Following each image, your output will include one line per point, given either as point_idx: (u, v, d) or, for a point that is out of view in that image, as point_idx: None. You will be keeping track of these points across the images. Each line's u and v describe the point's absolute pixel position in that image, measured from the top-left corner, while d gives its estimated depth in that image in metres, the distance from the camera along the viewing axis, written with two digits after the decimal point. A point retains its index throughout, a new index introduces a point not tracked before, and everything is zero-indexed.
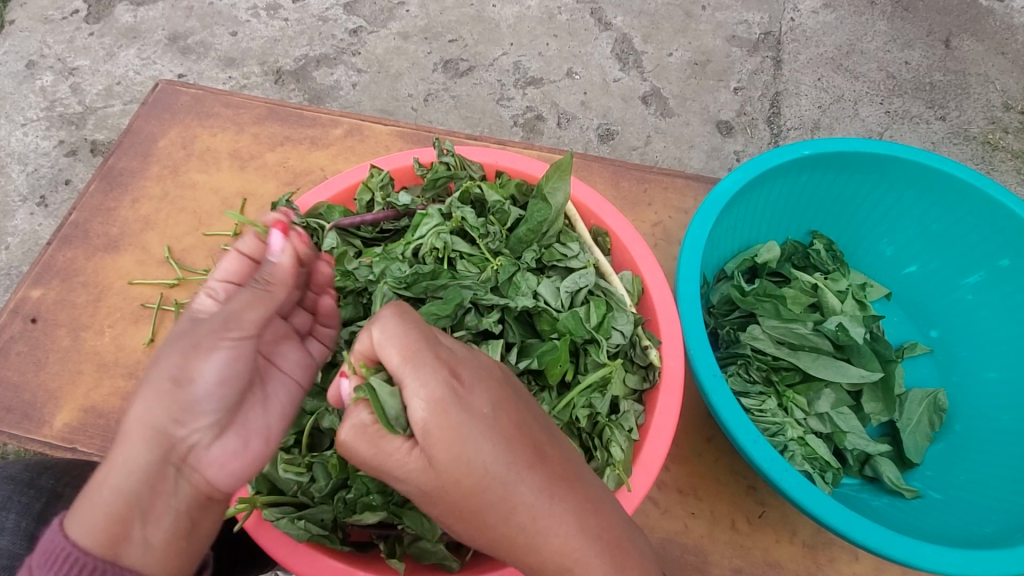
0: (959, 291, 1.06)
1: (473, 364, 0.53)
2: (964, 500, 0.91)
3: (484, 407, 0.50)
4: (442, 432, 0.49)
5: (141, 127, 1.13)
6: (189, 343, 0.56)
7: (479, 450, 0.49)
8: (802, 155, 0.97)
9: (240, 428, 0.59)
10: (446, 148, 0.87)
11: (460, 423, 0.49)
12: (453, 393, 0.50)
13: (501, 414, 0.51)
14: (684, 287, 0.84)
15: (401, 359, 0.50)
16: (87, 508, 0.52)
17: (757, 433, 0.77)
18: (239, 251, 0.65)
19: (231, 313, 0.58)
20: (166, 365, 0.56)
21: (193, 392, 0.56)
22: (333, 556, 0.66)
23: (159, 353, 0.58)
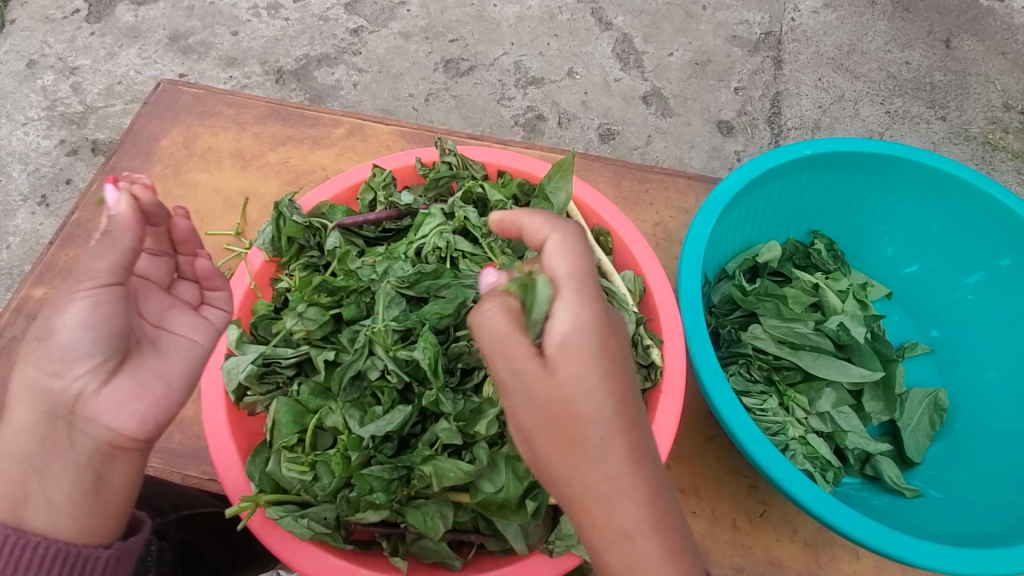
0: (960, 290, 1.06)
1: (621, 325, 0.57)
2: (963, 499, 0.91)
3: (615, 353, 0.54)
4: (576, 351, 0.52)
5: (143, 127, 1.13)
6: (50, 302, 0.56)
7: (592, 385, 0.52)
8: (803, 155, 0.97)
9: (132, 372, 0.59)
10: (448, 148, 0.87)
11: (588, 351, 0.53)
12: (595, 325, 0.54)
13: (623, 367, 0.54)
14: (686, 286, 0.85)
15: (569, 274, 0.56)
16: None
17: (760, 433, 0.77)
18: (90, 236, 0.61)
19: (87, 266, 0.56)
20: (37, 325, 0.57)
21: (59, 343, 0.55)
22: (336, 554, 0.67)
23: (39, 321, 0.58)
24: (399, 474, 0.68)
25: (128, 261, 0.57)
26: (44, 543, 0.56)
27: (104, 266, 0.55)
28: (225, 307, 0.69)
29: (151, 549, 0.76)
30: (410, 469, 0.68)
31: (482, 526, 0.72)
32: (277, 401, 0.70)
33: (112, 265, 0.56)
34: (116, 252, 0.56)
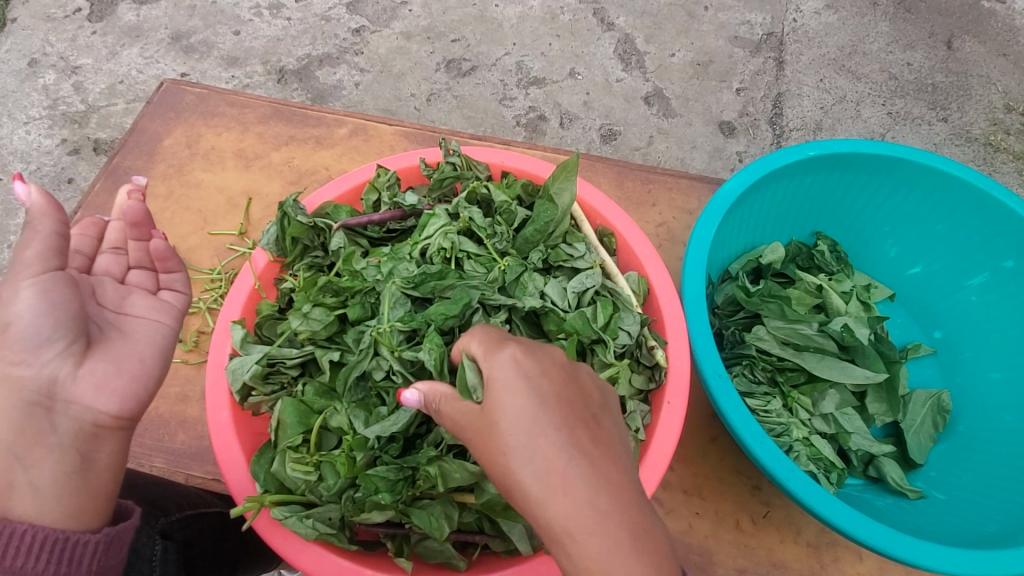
0: (964, 291, 1.06)
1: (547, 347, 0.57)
2: (967, 500, 0.91)
3: (532, 371, 0.53)
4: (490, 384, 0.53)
5: (146, 126, 1.13)
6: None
7: (510, 404, 0.51)
8: (807, 156, 0.97)
9: (104, 354, 0.62)
10: (452, 149, 0.87)
11: (511, 380, 0.52)
12: (512, 360, 0.54)
13: (547, 380, 0.53)
14: (690, 288, 0.85)
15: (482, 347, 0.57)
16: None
17: (763, 433, 0.78)
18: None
19: (21, 259, 0.59)
20: None
21: (18, 334, 0.57)
22: (340, 554, 0.68)
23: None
24: (404, 475, 0.68)
25: (56, 245, 0.60)
26: (31, 531, 0.55)
27: (37, 252, 0.59)
28: (182, 289, 0.73)
29: (156, 548, 0.76)
30: (415, 470, 0.68)
31: (486, 527, 0.72)
32: (281, 402, 0.70)
33: (45, 250, 0.59)
34: (40, 238, 0.59)
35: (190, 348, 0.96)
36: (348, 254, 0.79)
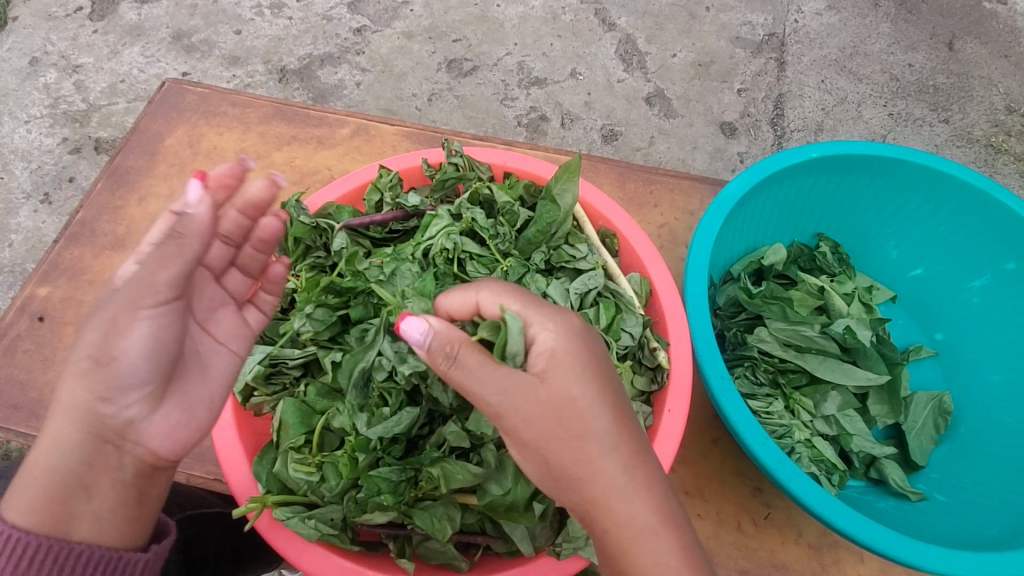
0: (966, 293, 1.06)
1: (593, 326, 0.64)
2: (968, 502, 0.92)
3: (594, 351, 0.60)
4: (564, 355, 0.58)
5: (148, 126, 1.13)
6: (107, 317, 0.56)
7: (582, 384, 0.57)
8: (809, 157, 0.97)
9: (180, 398, 0.62)
10: (455, 149, 0.87)
11: (574, 355, 0.59)
12: (572, 330, 0.60)
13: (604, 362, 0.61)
14: (692, 289, 0.85)
15: (522, 303, 0.61)
16: (21, 489, 0.57)
17: (765, 435, 0.78)
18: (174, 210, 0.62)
19: (146, 274, 0.56)
20: (87, 340, 0.57)
21: (118, 371, 0.56)
22: (343, 555, 0.67)
23: (86, 321, 0.58)
24: (407, 476, 0.68)
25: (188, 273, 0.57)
26: (86, 551, 0.57)
27: (162, 280, 0.56)
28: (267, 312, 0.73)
29: None
30: (418, 471, 0.68)
31: (489, 529, 0.72)
32: (283, 402, 0.70)
33: (179, 278, 0.57)
34: (182, 264, 0.56)
35: None
36: (352, 254, 0.77)
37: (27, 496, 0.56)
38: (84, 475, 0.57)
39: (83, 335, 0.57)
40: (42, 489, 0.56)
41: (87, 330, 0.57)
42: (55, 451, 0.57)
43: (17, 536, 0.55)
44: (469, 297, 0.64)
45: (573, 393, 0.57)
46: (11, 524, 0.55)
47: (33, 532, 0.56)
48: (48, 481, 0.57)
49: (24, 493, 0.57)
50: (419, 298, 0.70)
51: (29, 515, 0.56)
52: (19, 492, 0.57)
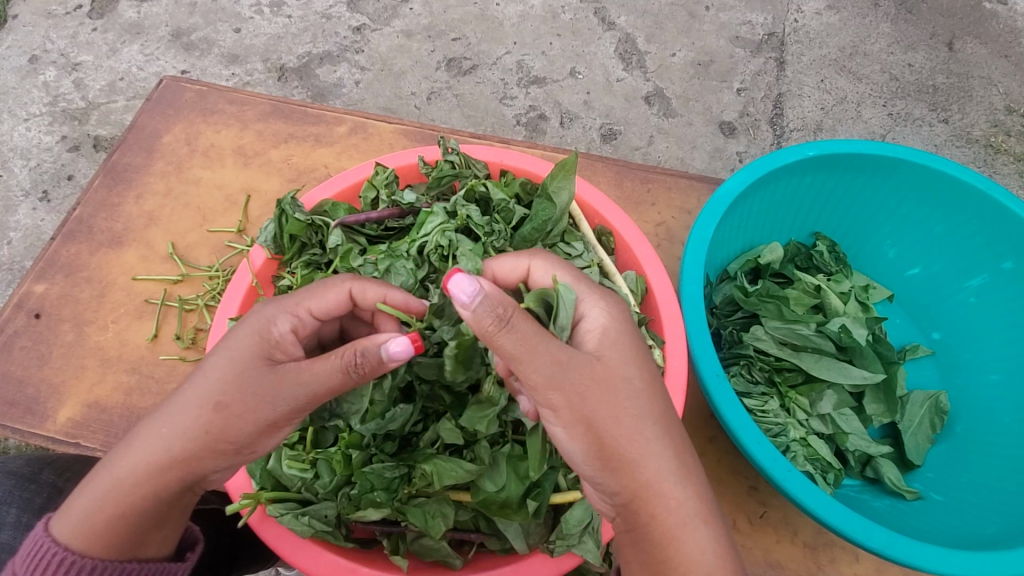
0: (962, 292, 1.06)
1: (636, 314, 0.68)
2: (965, 502, 0.91)
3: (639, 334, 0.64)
4: (614, 333, 0.62)
5: (145, 123, 1.13)
6: (268, 421, 0.58)
7: (632, 366, 0.61)
8: (807, 156, 0.97)
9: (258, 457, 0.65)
10: (451, 147, 0.87)
11: (624, 335, 0.63)
12: (621, 316, 0.64)
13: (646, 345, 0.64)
14: (688, 287, 0.85)
15: (573, 279, 0.66)
16: (81, 515, 0.60)
17: (760, 433, 0.77)
18: (353, 293, 0.68)
19: (312, 394, 0.58)
20: (227, 421, 0.58)
21: (246, 458, 0.61)
22: (337, 552, 0.67)
23: (226, 389, 0.58)
24: (400, 473, 0.68)
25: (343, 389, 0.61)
26: (138, 566, 0.62)
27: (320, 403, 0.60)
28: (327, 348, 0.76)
29: None
30: (411, 468, 0.68)
31: (482, 526, 0.72)
32: None
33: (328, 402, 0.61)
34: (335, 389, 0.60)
35: (187, 345, 0.96)
36: (347, 250, 0.78)
37: (91, 524, 0.60)
38: (160, 513, 0.61)
39: (225, 417, 0.58)
40: (113, 519, 0.60)
41: (239, 416, 0.58)
42: (135, 491, 0.59)
43: (74, 559, 0.59)
44: (520, 264, 0.69)
45: (625, 373, 0.60)
46: (64, 546, 0.60)
47: (88, 555, 0.60)
48: (117, 512, 0.60)
49: (89, 522, 0.60)
50: (467, 258, 0.70)
51: (87, 541, 0.60)
52: (78, 516, 0.60)
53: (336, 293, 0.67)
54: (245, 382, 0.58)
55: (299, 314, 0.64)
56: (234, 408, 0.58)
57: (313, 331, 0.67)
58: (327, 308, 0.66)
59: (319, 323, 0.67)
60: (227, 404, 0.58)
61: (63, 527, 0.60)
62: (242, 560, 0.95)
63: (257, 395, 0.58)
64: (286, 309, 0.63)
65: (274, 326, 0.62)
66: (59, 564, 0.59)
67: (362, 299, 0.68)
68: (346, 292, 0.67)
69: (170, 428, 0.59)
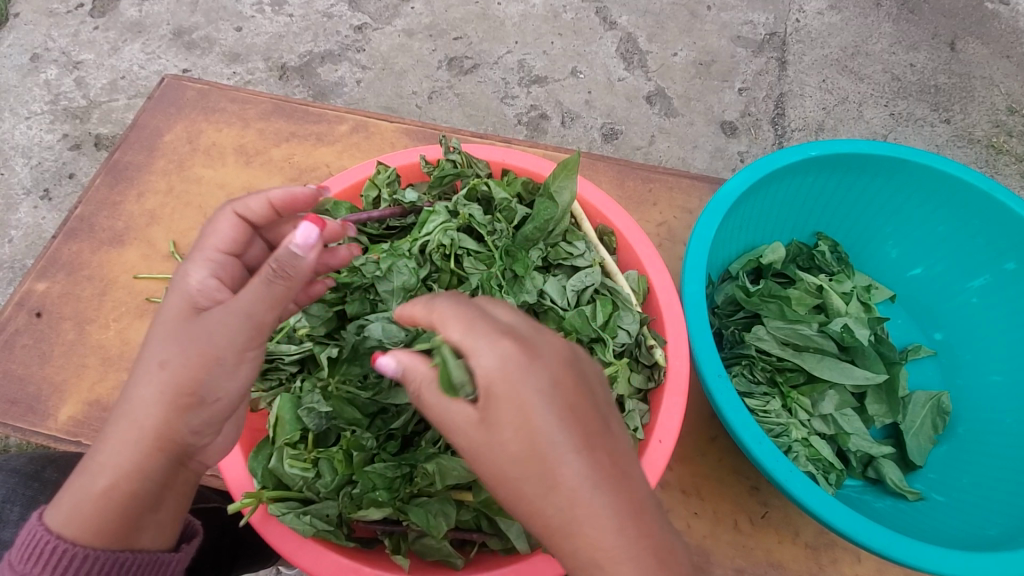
0: (965, 293, 1.06)
1: (538, 336, 0.53)
2: (966, 502, 0.91)
3: (543, 382, 0.50)
4: (501, 392, 0.50)
5: (146, 121, 1.13)
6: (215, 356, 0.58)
7: (539, 424, 0.49)
8: (809, 156, 0.97)
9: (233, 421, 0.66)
10: (453, 146, 0.87)
11: (514, 390, 0.50)
12: (512, 364, 0.50)
13: (559, 392, 0.50)
14: (690, 288, 0.85)
15: (462, 333, 0.52)
16: (70, 503, 0.58)
17: (762, 434, 0.77)
18: (239, 214, 0.69)
19: (250, 317, 0.59)
20: (171, 377, 0.58)
21: (213, 409, 0.60)
22: (338, 552, 0.67)
23: (167, 352, 0.58)
24: (402, 472, 0.68)
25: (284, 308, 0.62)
26: (133, 557, 0.59)
27: (268, 323, 0.60)
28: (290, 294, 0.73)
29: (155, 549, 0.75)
30: (412, 467, 0.68)
31: (485, 525, 0.72)
32: (279, 398, 0.70)
33: (272, 319, 0.61)
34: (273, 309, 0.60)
35: None
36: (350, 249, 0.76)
37: (82, 511, 0.57)
38: (151, 493, 0.59)
39: (174, 369, 0.58)
40: (101, 504, 0.57)
41: (184, 363, 0.57)
42: (117, 472, 0.57)
43: (64, 548, 0.56)
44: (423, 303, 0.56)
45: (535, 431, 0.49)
46: (56, 534, 0.57)
47: (80, 543, 0.57)
48: (104, 496, 0.57)
49: (80, 509, 0.57)
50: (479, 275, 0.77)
51: (78, 530, 0.57)
52: (68, 505, 0.58)
53: (227, 225, 0.68)
54: (184, 334, 0.59)
55: (212, 258, 0.66)
56: (174, 359, 0.58)
57: (236, 267, 0.68)
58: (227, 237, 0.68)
59: (235, 259, 0.69)
60: (169, 359, 0.58)
61: (54, 516, 0.58)
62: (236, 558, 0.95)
63: (196, 339, 0.58)
64: (191, 263, 0.66)
65: (190, 279, 0.64)
66: (50, 554, 0.56)
67: (251, 211, 0.70)
68: (232, 215, 0.69)
69: (129, 406, 0.58)
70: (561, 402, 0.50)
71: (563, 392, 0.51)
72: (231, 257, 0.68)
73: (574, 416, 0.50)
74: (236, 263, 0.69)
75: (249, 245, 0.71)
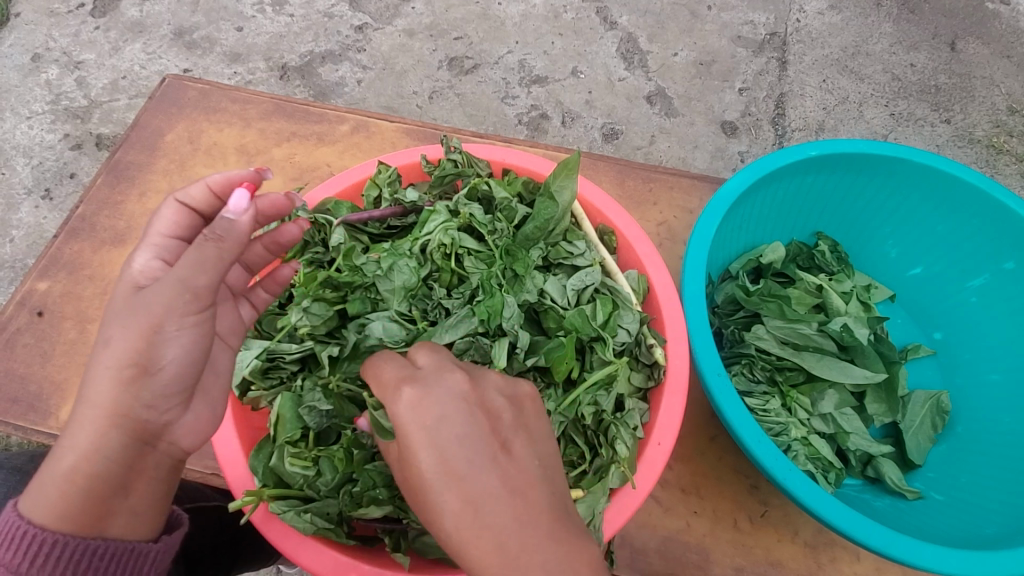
0: (964, 293, 1.06)
1: (436, 376, 0.54)
2: (965, 501, 0.92)
3: (427, 417, 0.51)
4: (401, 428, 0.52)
5: (147, 121, 1.13)
6: (149, 323, 0.57)
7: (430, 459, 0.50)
8: (808, 156, 0.97)
9: (203, 399, 0.64)
10: (454, 145, 0.87)
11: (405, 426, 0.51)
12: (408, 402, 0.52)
13: (446, 424, 0.51)
14: (690, 288, 0.85)
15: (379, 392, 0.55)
16: (40, 488, 0.57)
17: (761, 433, 0.78)
18: (180, 201, 0.67)
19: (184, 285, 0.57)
20: (110, 353, 0.57)
21: (163, 377, 0.58)
22: (339, 549, 0.67)
23: (109, 332, 0.57)
24: None
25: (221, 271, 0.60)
26: (104, 545, 0.57)
27: (201, 287, 0.58)
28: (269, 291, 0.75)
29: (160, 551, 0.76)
30: None
31: None
32: (280, 397, 0.70)
33: (211, 284, 0.59)
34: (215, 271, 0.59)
35: None
36: (349, 250, 0.76)
37: (49, 496, 0.56)
38: (116, 476, 0.57)
39: (115, 341, 0.57)
40: (65, 487, 0.56)
41: (121, 337, 0.57)
42: (78, 454, 0.56)
43: (35, 532, 0.55)
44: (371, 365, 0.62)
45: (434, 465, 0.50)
46: (28, 520, 0.56)
47: (50, 529, 0.56)
48: (68, 480, 0.56)
49: (48, 494, 0.56)
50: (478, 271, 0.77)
51: (49, 514, 0.56)
52: (37, 491, 0.57)
53: (171, 212, 0.67)
54: (125, 309, 0.58)
55: (156, 244, 0.65)
56: (115, 335, 0.57)
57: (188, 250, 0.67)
58: (172, 223, 0.66)
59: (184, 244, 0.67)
60: (111, 336, 0.57)
61: (28, 502, 0.57)
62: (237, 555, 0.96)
63: (134, 313, 0.57)
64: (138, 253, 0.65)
65: (134, 265, 0.63)
66: (21, 539, 0.55)
67: (192, 198, 0.68)
68: (174, 203, 0.67)
69: (83, 388, 0.57)
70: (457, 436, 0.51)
71: (461, 428, 0.51)
72: (179, 242, 0.67)
73: (473, 452, 0.50)
74: (186, 247, 0.67)
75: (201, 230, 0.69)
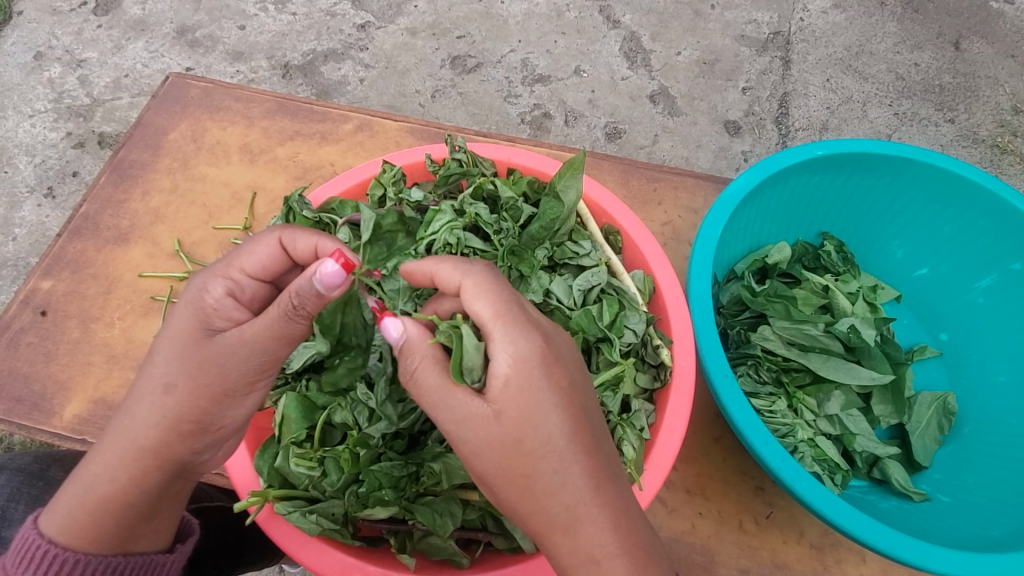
0: (971, 294, 1.06)
1: (563, 337, 0.58)
2: (973, 504, 0.91)
3: (564, 381, 0.55)
4: (517, 387, 0.53)
5: (151, 120, 1.13)
6: (206, 383, 0.58)
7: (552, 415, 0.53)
8: (814, 156, 0.96)
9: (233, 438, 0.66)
10: (458, 145, 0.86)
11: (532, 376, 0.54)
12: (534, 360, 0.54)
13: (574, 393, 0.55)
14: (696, 287, 0.84)
15: (495, 312, 0.55)
16: (65, 511, 0.60)
17: (768, 433, 0.77)
18: (282, 243, 0.62)
19: None
20: (178, 409, 0.58)
21: (204, 432, 0.60)
22: (344, 549, 0.67)
23: (168, 369, 0.58)
24: (408, 471, 0.70)
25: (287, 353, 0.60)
26: (125, 562, 0.61)
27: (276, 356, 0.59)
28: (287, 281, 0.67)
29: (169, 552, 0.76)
30: (419, 467, 0.70)
31: (491, 525, 0.72)
32: (285, 397, 0.68)
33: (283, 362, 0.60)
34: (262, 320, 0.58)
35: None
36: (377, 223, 0.76)
37: (76, 520, 0.60)
38: (145, 503, 0.61)
39: (176, 397, 0.58)
40: (88, 506, 0.60)
41: (190, 392, 0.58)
42: (113, 484, 0.60)
43: (56, 553, 0.59)
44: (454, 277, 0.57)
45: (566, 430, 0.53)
46: (48, 538, 0.60)
47: (71, 548, 0.60)
48: (103, 504, 0.60)
49: (73, 515, 0.60)
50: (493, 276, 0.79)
51: (72, 536, 0.60)
52: (62, 513, 0.60)
53: (266, 247, 0.61)
54: (193, 356, 0.58)
55: (233, 276, 0.61)
56: (182, 387, 0.58)
57: (261, 292, 0.63)
58: (260, 263, 0.61)
59: (262, 284, 0.63)
60: (176, 384, 0.58)
61: (49, 524, 0.60)
62: (241, 556, 0.96)
63: (203, 368, 0.58)
64: (215, 273, 0.60)
65: (205, 294, 0.59)
66: (43, 558, 0.59)
67: (294, 250, 0.62)
68: (276, 242, 0.61)
69: (132, 421, 0.59)
70: (568, 400, 0.54)
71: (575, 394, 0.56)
72: (261, 280, 0.63)
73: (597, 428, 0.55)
74: (267, 284, 0.63)
75: (286, 270, 0.64)
